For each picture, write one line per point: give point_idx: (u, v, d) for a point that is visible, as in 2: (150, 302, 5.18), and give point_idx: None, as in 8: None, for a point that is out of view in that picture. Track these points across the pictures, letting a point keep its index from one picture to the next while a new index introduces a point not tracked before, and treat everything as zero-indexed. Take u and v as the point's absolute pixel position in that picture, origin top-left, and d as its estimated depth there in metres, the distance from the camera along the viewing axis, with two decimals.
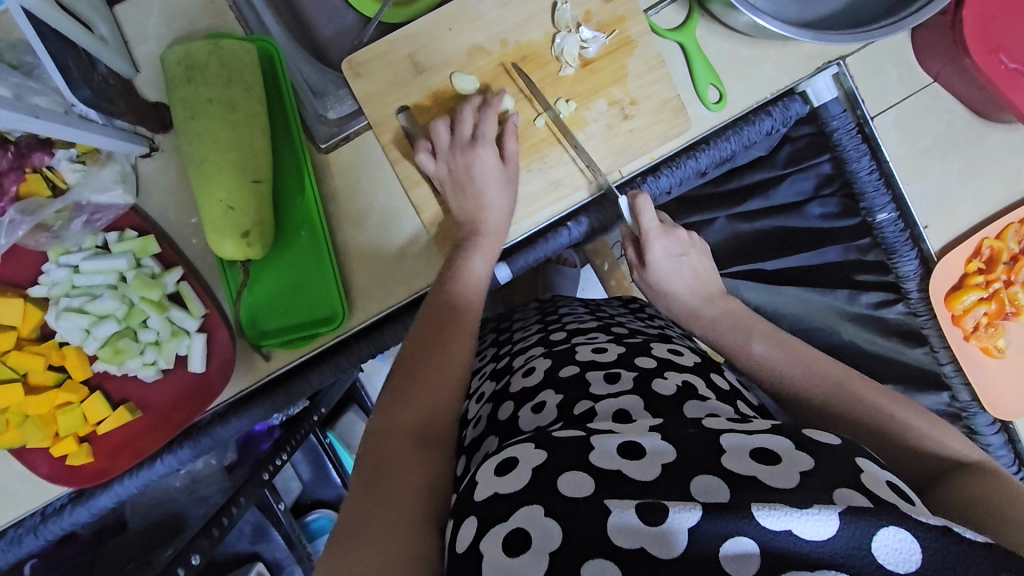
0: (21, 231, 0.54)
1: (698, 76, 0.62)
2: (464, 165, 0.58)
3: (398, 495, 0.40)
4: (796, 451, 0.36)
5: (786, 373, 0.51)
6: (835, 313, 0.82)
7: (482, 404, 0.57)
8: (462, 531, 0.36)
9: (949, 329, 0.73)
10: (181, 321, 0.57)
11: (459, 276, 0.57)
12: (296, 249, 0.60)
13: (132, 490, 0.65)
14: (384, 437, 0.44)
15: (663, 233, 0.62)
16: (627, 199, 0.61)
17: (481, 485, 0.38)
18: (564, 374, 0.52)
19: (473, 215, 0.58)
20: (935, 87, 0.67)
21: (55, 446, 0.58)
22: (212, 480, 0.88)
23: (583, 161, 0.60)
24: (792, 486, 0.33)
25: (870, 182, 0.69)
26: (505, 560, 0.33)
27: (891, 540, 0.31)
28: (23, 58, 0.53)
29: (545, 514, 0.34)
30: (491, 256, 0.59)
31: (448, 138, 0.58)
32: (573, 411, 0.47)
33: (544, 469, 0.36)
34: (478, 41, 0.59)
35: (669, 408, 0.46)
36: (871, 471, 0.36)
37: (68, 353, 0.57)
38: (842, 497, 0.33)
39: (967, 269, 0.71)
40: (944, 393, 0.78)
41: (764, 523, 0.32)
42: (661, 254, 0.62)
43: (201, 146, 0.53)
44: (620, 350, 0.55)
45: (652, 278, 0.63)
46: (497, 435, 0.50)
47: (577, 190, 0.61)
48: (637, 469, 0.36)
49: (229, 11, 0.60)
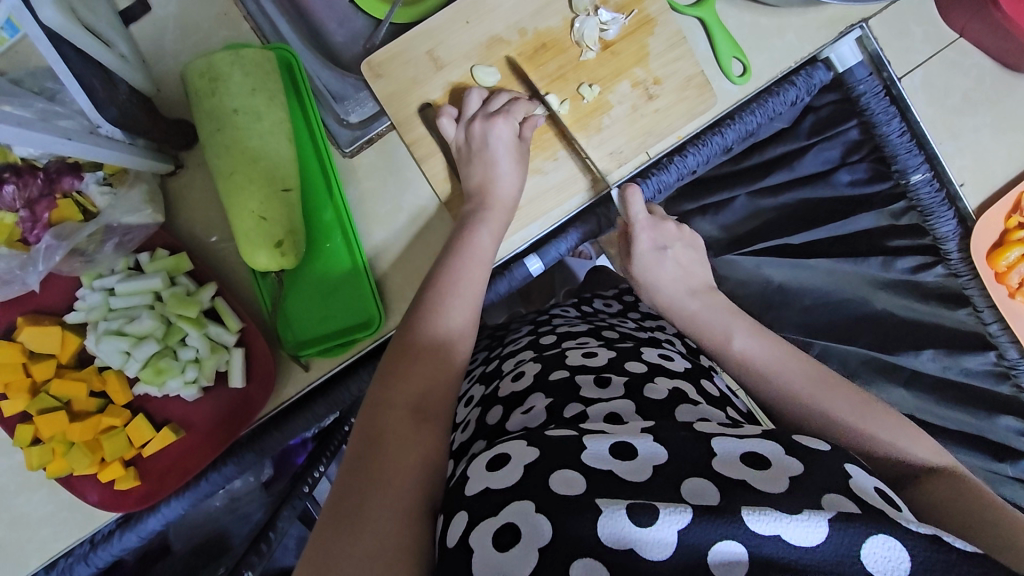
0: (57, 256, 0.54)
1: (721, 49, 0.61)
2: (481, 134, 0.57)
3: (392, 489, 0.41)
4: (786, 456, 0.39)
5: (774, 370, 0.53)
6: (868, 282, 0.82)
7: (470, 409, 0.58)
8: (452, 526, 0.37)
9: (993, 288, 0.71)
10: (219, 337, 0.57)
11: (463, 247, 0.56)
12: (324, 257, 0.59)
13: (179, 511, 0.65)
14: (381, 417, 0.46)
15: (650, 224, 0.63)
16: (617, 191, 0.63)
17: (472, 480, 0.40)
18: (553, 378, 0.52)
19: (492, 202, 0.58)
20: (961, 43, 0.67)
21: (102, 471, 0.57)
22: (251, 497, 0.86)
23: (588, 157, 0.60)
24: (782, 492, 0.35)
25: (902, 145, 0.70)
26: (495, 554, 0.34)
27: (880, 548, 0.33)
28: (44, 84, 0.53)
29: (535, 511, 0.35)
30: (499, 231, 0.57)
31: (478, 115, 0.58)
32: (562, 414, 0.47)
33: (535, 465, 0.38)
34: (496, 32, 0.58)
35: (660, 412, 0.47)
36: (859, 479, 0.38)
37: (109, 377, 0.56)
38: (831, 502, 0.35)
39: (1007, 225, 0.69)
40: (991, 352, 0.76)
41: (753, 527, 0.33)
42: (647, 243, 0.63)
43: (229, 158, 0.53)
44: (610, 355, 0.56)
45: (638, 270, 0.64)
46: (485, 438, 0.50)
47: (582, 190, 0.60)
48: (627, 470, 0.37)
49: (245, 21, 0.60)
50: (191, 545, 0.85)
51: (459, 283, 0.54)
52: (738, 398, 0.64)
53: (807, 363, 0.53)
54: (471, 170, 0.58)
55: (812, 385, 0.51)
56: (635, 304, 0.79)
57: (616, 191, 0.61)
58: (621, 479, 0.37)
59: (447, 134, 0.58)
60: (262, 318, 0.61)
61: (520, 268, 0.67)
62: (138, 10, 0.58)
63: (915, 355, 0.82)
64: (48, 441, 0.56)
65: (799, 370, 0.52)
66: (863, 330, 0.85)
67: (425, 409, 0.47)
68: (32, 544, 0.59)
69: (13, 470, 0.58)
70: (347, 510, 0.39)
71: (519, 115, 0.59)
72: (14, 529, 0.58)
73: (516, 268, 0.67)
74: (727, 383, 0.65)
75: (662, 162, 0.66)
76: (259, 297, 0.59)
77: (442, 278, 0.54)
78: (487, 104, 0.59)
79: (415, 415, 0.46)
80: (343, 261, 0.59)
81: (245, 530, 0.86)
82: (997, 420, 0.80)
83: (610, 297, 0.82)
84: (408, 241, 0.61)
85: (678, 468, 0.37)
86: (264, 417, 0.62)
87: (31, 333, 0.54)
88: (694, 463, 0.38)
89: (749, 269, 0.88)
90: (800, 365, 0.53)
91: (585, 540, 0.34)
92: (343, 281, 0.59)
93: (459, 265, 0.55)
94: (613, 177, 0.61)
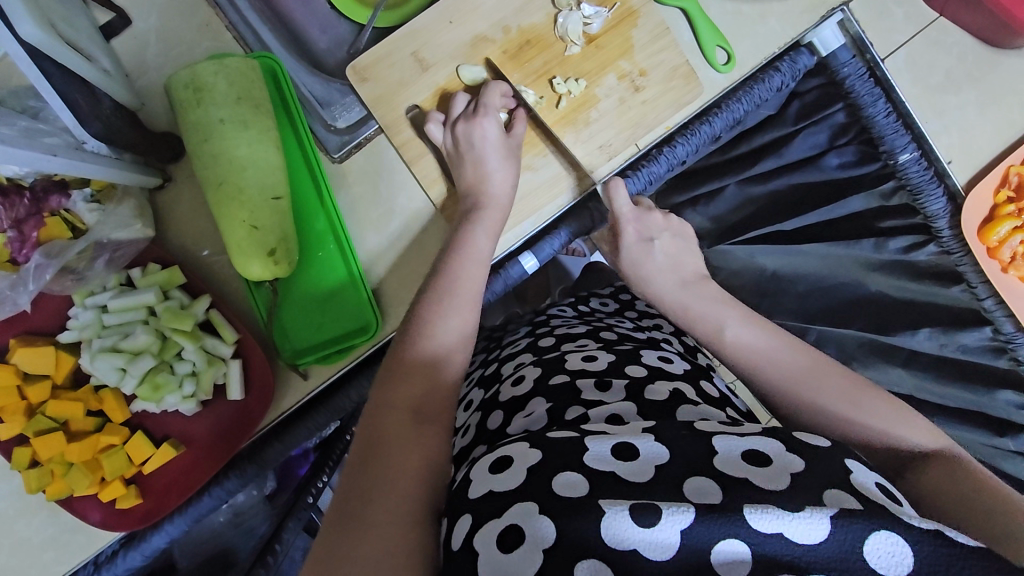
0: (48, 274, 0.53)
1: (704, 39, 0.62)
2: (465, 135, 0.57)
3: (396, 491, 0.41)
4: (787, 453, 0.38)
5: (784, 364, 0.51)
6: (861, 264, 0.83)
7: (470, 413, 0.57)
8: (457, 529, 0.37)
9: (985, 262, 0.71)
10: (216, 349, 0.56)
11: (457, 252, 0.55)
12: (321, 268, 0.59)
13: (183, 527, 0.64)
14: (383, 415, 0.45)
15: (634, 215, 0.63)
16: (602, 187, 0.63)
17: (476, 483, 0.39)
18: (554, 383, 0.52)
19: (487, 200, 0.57)
20: (942, 22, 0.68)
21: (103, 490, 0.56)
22: (256, 510, 0.85)
23: (566, 160, 0.61)
24: (783, 489, 0.35)
25: (889, 125, 0.70)
26: (499, 555, 0.34)
27: (883, 544, 0.33)
28: (26, 103, 0.52)
29: (539, 512, 0.35)
30: (495, 230, 0.57)
31: (461, 117, 0.58)
32: (564, 417, 0.47)
33: (538, 469, 0.37)
34: (480, 30, 0.59)
35: (663, 414, 0.47)
36: (860, 474, 0.38)
37: (106, 396, 0.55)
38: (833, 499, 0.35)
39: (996, 200, 0.69)
40: (986, 327, 0.76)
41: (756, 525, 0.33)
42: (632, 236, 0.63)
43: (217, 168, 0.53)
44: (609, 358, 0.56)
45: (625, 261, 0.64)
46: (486, 443, 0.49)
47: (566, 192, 0.60)
48: (632, 472, 0.37)
49: (227, 31, 0.60)
50: (197, 561, 0.84)
51: (457, 286, 0.53)
52: (738, 398, 0.63)
53: (807, 356, 0.52)
54: (462, 171, 0.58)
55: (806, 372, 0.51)
56: (631, 302, 0.79)
57: (601, 185, 0.62)
58: (624, 481, 0.36)
59: (435, 139, 0.57)
60: (261, 330, 0.61)
61: (515, 266, 0.67)
62: (119, 24, 0.58)
63: (912, 335, 0.83)
64: (47, 463, 0.55)
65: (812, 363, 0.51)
66: (858, 315, 0.86)
67: (426, 409, 0.46)
68: (36, 569, 0.58)
69: (13, 494, 0.57)
70: (349, 513, 0.39)
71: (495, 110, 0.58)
72: (15, 556, 0.58)
73: (510, 268, 0.67)
74: (726, 384, 0.64)
75: (652, 154, 0.66)
76: (255, 308, 0.59)
77: (441, 282, 0.53)
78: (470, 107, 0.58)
79: (416, 417, 0.45)
80: (339, 270, 0.59)
81: (251, 544, 0.85)
82: (997, 395, 0.80)
83: (606, 296, 0.82)
84: (405, 250, 0.61)
85: (681, 468, 0.37)
86: (264, 428, 0.62)
87: (24, 355, 0.53)
88: (697, 463, 0.37)
89: (743, 259, 0.89)
90: (804, 355, 0.52)
91: (591, 542, 0.33)
92: (338, 291, 0.59)
93: (458, 267, 0.54)
94: (601, 171, 0.61)
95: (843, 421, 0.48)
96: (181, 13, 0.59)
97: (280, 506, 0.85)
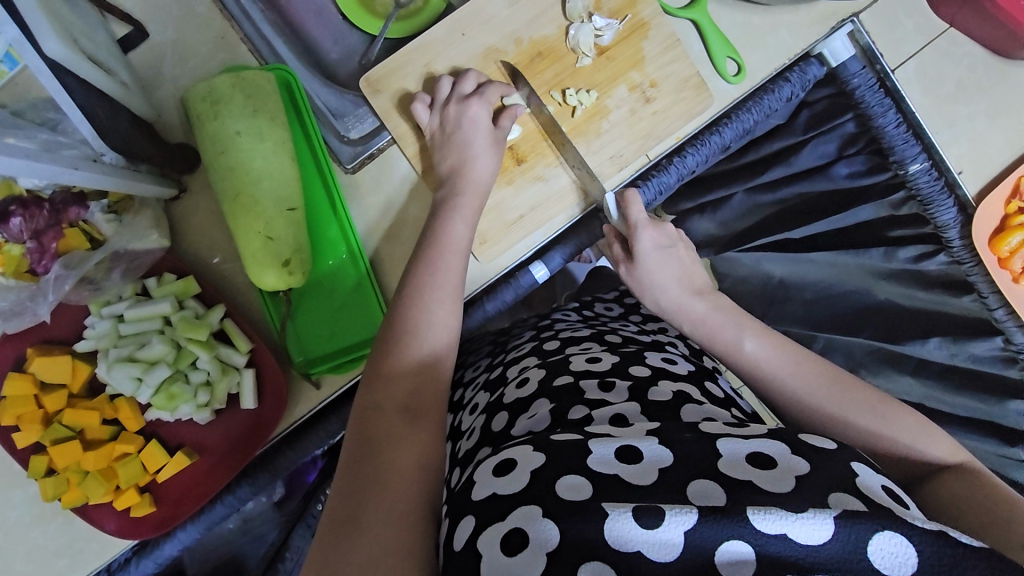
0: (67, 285, 0.54)
1: (715, 50, 0.62)
2: (455, 115, 0.57)
3: (389, 490, 0.40)
4: (792, 455, 0.38)
5: (805, 373, 0.51)
6: (870, 273, 0.83)
7: (475, 416, 0.57)
8: (460, 529, 0.37)
9: (997, 273, 0.72)
10: (229, 358, 0.57)
11: (432, 240, 0.55)
12: (331, 275, 0.59)
13: (195, 535, 0.65)
14: (374, 414, 0.45)
15: (652, 224, 0.61)
16: (614, 198, 0.61)
17: (480, 484, 0.39)
18: (558, 384, 0.52)
19: (455, 189, 0.57)
20: (952, 33, 0.68)
21: (118, 498, 0.57)
22: (264, 518, 0.85)
23: (576, 169, 0.61)
24: (787, 491, 0.35)
25: (899, 135, 0.70)
26: (503, 558, 0.34)
27: (887, 544, 0.33)
28: (45, 115, 0.53)
29: (543, 516, 0.35)
30: (474, 217, 0.57)
31: (450, 99, 0.57)
32: (568, 417, 0.47)
33: (541, 472, 0.37)
34: (492, 42, 0.59)
35: (666, 414, 0.48)
36: (865, 478, 0.38)
37: (121, 405, 0.56)
38: (837, 501, 0.35)
39: (1007, 210, 0.70)
40: (998, 338, 0.77)
41: (760, 526, 0.33)
42: (649, 245, 0.61)
43: (233, 180, 0.53)
44: (613, 358, 0.56)
45: (640, 272, 0.62)
46: (490, 445, 0.49)
47: (575, 203, 0.61)
48: (634, 474, 0.37)
49: (242, 44, 0.61)
50: (208, 568, 0.84)
51: (437, 273, 0.53)
52: (743, 399, 0.63)
53: (815, 364, 0.52)
54: (445, 153, 0.58)
55: (827, 386, 0.50)
56: (636, 305, 0.79)
57: (612, 197, 0.61)
58: (634, 487, 0.36)
59: (422, 120, 0.58)
60: (272, 337, 0.61)
61: (525, 276, 0.67)
62: (136, 37, 0.58)
63: (922, 344, 0.82)
64: (63, 472, 0.56)
65: (824, 369, 0.51)
66: (867, 323, 0.85)
67: (416, 407, 0.46)
68: None
69: (28, 503, 0.58)
70: (344, 518, 0.39)
71: (493, 99, 0.59)
72: (29, 563, 0.58)
73: (521, 276, 0.67)
74: (731, 384, 0.64)
75: (661, 163, 0.67)
76: (269, 316, 0.59)
77: (416, 274, 0.53)
78: (459, 86, 0.58)
79: (406, 414, 0.46)
80: (351, 277, 0.60)
81: (261, 550, 0.86)
82: (1007, 404, 0.80)
83: (611, 300, 0.82)
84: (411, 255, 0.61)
85: (684, 470, 0.37)
86: (278, 436, 0.62)
87: (41, 364, 0.54)
88: (700, 464, 0.37)
89: (750, 265, 0.89)
90: (813, 366, 0.52)
91: (596, 545, 0.34)
92: (349, 298, 0.60)
93: (431, 257, 0.54)
94: (611, 181, 0.62)
95: (858, 431, 0.48)
96: (198, 26, 0.60)
97: (289, 512, 0.85)
